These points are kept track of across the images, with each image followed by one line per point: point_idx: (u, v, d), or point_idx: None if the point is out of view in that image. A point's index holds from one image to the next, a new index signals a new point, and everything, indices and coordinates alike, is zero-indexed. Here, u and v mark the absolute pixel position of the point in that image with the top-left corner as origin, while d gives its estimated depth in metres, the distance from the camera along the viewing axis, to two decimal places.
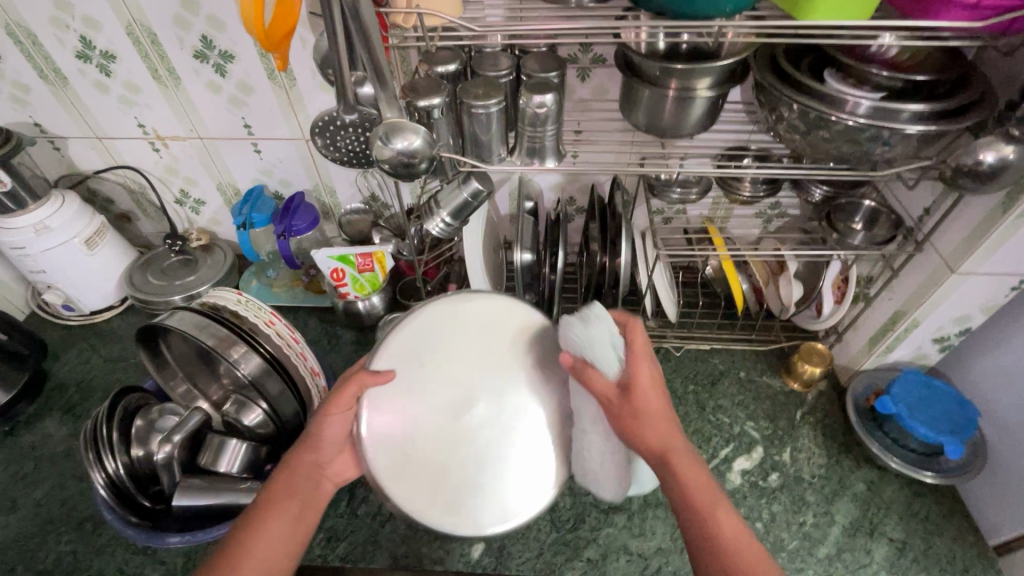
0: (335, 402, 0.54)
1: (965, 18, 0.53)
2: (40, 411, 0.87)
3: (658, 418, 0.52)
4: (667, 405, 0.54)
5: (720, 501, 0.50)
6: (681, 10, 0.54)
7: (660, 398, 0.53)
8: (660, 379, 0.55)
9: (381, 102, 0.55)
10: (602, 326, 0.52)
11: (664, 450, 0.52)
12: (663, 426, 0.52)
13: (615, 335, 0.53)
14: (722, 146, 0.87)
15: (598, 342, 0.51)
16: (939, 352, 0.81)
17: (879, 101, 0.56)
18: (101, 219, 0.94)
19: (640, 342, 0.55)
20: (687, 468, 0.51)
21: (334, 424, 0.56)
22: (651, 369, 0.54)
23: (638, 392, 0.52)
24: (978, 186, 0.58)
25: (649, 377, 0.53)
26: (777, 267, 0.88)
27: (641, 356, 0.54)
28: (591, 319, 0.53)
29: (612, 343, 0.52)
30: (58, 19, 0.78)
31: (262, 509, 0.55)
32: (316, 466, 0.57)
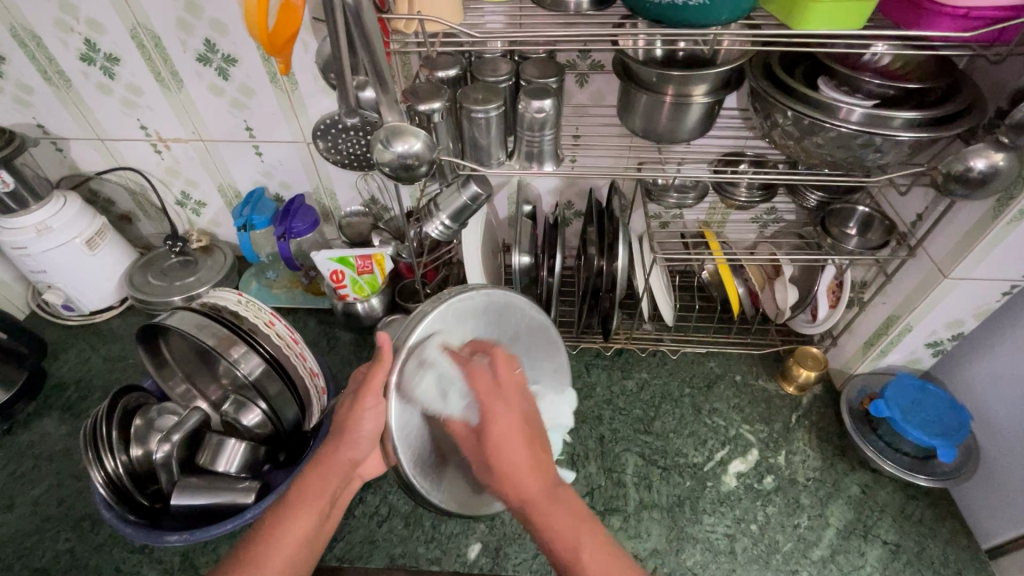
0: (372, 389, 0.54)
1: (956, 27, 0.54)
2: (38, 410, 0.88)
3: (512, 465, 0.50)
4: (528, 443, 0.51)
5: (585, 533, 0.48)
6: (678, 19, 0.55)
7: (515, 440, 0.51)
8: (520, 413, 0.53)
9: (382, 106, 0.56)
10: (427, 377, 0.52)
11: (520, 496, 0.49)
12: (520, 470, 0.50)
13: (453, 378, 0.53)
14: (718, 151, 0.88)
15: (426, 391, 0.52)
16: (933, 357, 0.81)
17: (871, 108, 0.57)
18: (102, 220, 0.94)
19: (490, 383, 0.53)
20: (548, 513, 0.49)
21: (369, 415, 0.55)
22: (503, 411, 0.52)
23: (489, 440, 0.51)
24: (969, 193, 0.59)
25: (498, 421, 0.51)
26: (773, 272, 0.90)
27: (489, 398, 0.53)
28: (416, 371, 0.52)
29: (444, 391, 0.52)
30: (62, 21, 0.79)
31: (288, 512, 0.54)
32: (348, 462, 0.57)
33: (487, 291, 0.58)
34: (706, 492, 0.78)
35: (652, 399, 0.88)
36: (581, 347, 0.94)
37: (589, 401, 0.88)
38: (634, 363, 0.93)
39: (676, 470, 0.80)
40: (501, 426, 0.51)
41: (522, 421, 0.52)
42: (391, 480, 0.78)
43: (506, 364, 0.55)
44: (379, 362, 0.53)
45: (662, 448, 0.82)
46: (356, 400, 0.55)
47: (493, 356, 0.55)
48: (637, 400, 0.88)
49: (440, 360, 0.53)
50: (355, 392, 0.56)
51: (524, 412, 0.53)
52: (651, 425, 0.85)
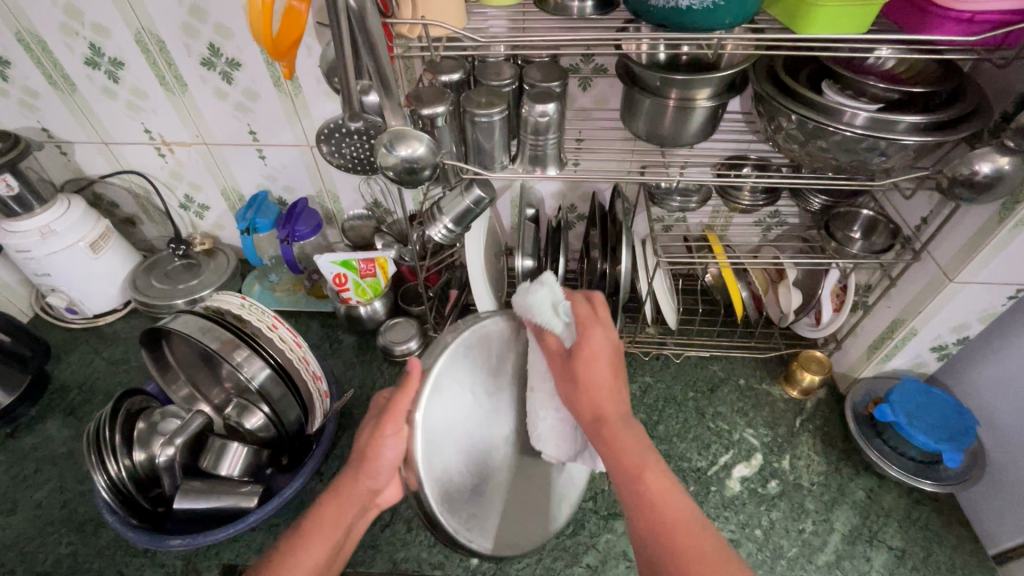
0: (395, 414, 0.51)
1: (960, 31, 0.54)
2: (41, 414, 0.88)
3: (597, 380, 0.53)
4: (613, 371, 0.54)
5: (650, 463, 0.48)
6: (680, 23, 0.55)
7: (604, 362, 0.54)
8: (612, 344, 0.56)
9: (386, 110, 0.56)
10: (542, 292, 0.58)
11: (597, 408, 0.52)
12: (602, 384, 0.53)
13: (559, 300, 0.58)
14: (721, 154, 0.88)
15: (538, 306, 0.57)
16: (938, 361, 0.81)
17: (875, 112, 0.57)
18: (106, 223, 0.95)
19: (591, 311, 0.58)
20: (617, 430, 0.51)
21: (389, 445, 0.52)
22: (601, 334, 0.56)
23: (580, 354, 0.54)
24: (974, 197, 0.59)
25: (592, 341, 0.55)
26: (776, 275, 0.89)
27: (590, 322, 0.57)
28: (533, 288, 0.59)
29: (553, 308, 0.57)
30: (68, 26, 0.79)
31: (303, 540, 0.53)
32: (366, 492, 0.56)
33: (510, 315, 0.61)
34: (710, 496, 0.77)
35: (655, 403, 0.88)
36: None
37: None
38: (637, 367, 0.93)
39: (680, 475, 0.79)
40: (597, 341, 0.55)
41: (612, 351, 0.56)
42: None
43: (605, 309, 0.59)
44: (405, 386, 0.52)
45: (665, 452, 0.82)
46: (378, 427, 0.52)
47: (595, 300, 0.60)
48: (640, 404, 0.88)
49: (552, 284, 0.59)
50: (377, 417, 0.53)
51: (616, 346, 0.56)
52: (655, 429, 0.85)
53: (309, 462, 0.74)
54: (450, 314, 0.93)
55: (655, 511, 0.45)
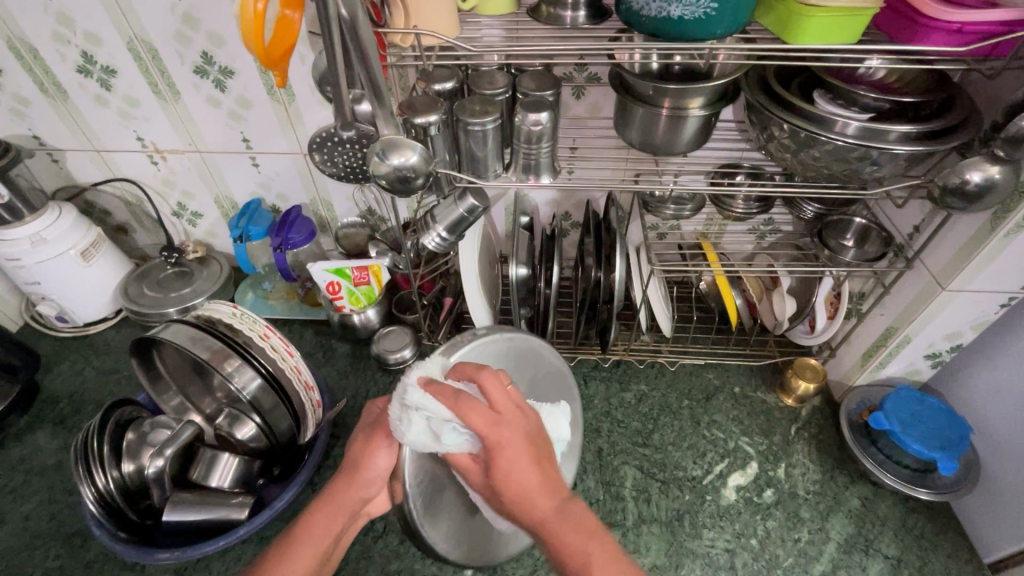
0: (387, 423, 0.54)
1: (951, 41, 0.54)
2: (30, 424, 0.87)
3: (522, 489, 0.45)
4: (536, 463, 0.46)
5: (596, 546, 0.45)
6: (672, 33, 0.56)
7: (523, 465, 0.45)
8: (523, 434, 0.46)
9: (379, 119, 0.56)
10: (417, 423, 0.47)
11: (530, 516, 0.46)
12: (529, 487, 0.45)
13: (442, 419, 0.47)
14: (714, 163, 0.88)
15: (419, 438, 0.48)
16: (931, 368, 0.81)
17: (866, 121, 0.58)
18: (97, 231, 0.94)
19: (489, 413, 0.46)
20: (558, 530, 0.45)
21: (382, 455, 0.55)
22: (507, 434, 0.45)
23: (491, 470, 0.45)
24: (966, 206, 0.59)
25: (499, 452, 0.45)
26: (770, 283, 0.90)
27: (489, 426, 0.45)
28: (405, 418, 0.48)
29: (437, 433, 0.47)
30: (59, 34, 0.79)
31: (292, 547, 0.53)
32: (357, 501, 0.56)
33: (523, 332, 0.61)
34: (706, 506, 0.77)
35: (651, 411, 0.88)
36: (579, 358, 0.94)
37: (587, 413, 0.87)
38: (632, 375, 0.92)
39: (675, 484, 0.79)
40: (508, 451, 0.45)
41: (526, 441, 0.46)
42: None
43: (497, 387, 0.47)
44: None
45: (661, 461, 0.82)
46: (371, 437, 0.55)
47: (481, 383, 0.47)
48: (635, 413, 0.88)
49: (423, 403, 0.47)
50: (369, 429, 0.56)
51: (530, 428, 0.47)
52: (650, 437, 0.85)
53: (301, 473, 0.73)
54: (444, 323, 0.93)
55: None
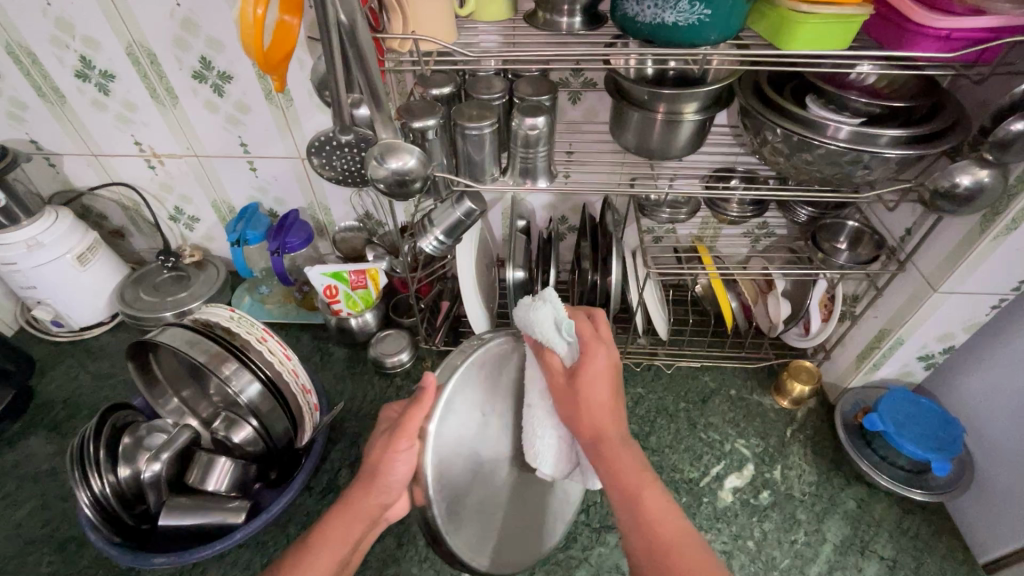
0: (407, 429, 0.51)
1: (939, 48, 0.55)
2: (24, 429, 0.86)
3: (598, 403, 0.53)
4: (613, 390, 0.55)
5: (648, 484, 0.50)
6: (666, 38, 0.57)
7: (605, 384, 0.54)
8: (613, 362, 0.56)
9: (377, 123, 0.57)
10: (545, 309, 0.56)
11: (599, 432, 0.52)
12: (600, 406, 0.53)
13: (563, 318, 0.57)
14: (709, 167, 0.89)
15: (541, 324, 0.56)
16: (924, 370, 0.82)
17: (857, 126, 0.59)
18: (93, 235, 0.94)
19: (594, 329, 0.58)
20: (616, 455, 0.51)
21: (403, 459, 0.52)
22: (604, 354, 0.56)
23: (582, 375, 0.54)
24: (956, 209, 0.60)
25: (595, 362, 0.55)
26: (764, 285, 0.90)
27: (592, 340, 0.57)
28: (534, 305, 0.57)
29: (557, 326, 0.56)
30: (58, 38, 0.79)
31: (308, 554, 0.52)
32: (375, 507, 0.55)
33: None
34: (703, 508, 0.77)
35: (647, 413, 0.88)
36: None
37: None
38: (629, 378, 0.93)
39: (672, 486, 0.79)
40: (596, 369, 0.55)
41: (613, 370, 0.56)
42: None
43: (606, 325, 0.59)
44: (418, 403, 0.52)
45: (657, 463, 0.82)
46: (391, 441, 0.52)
47: (597, 319, 0.60)
48: (632, 415, 0.88)
49: (556, 300, 0.58)
50: (389, 432, 0.53)
51: (618, 364, 0.56)
52: (647, 440, 0.85)
53: (299, 476, 0.73)
54: (441, 326, 0.93)
55: (653, 530, 0.47)
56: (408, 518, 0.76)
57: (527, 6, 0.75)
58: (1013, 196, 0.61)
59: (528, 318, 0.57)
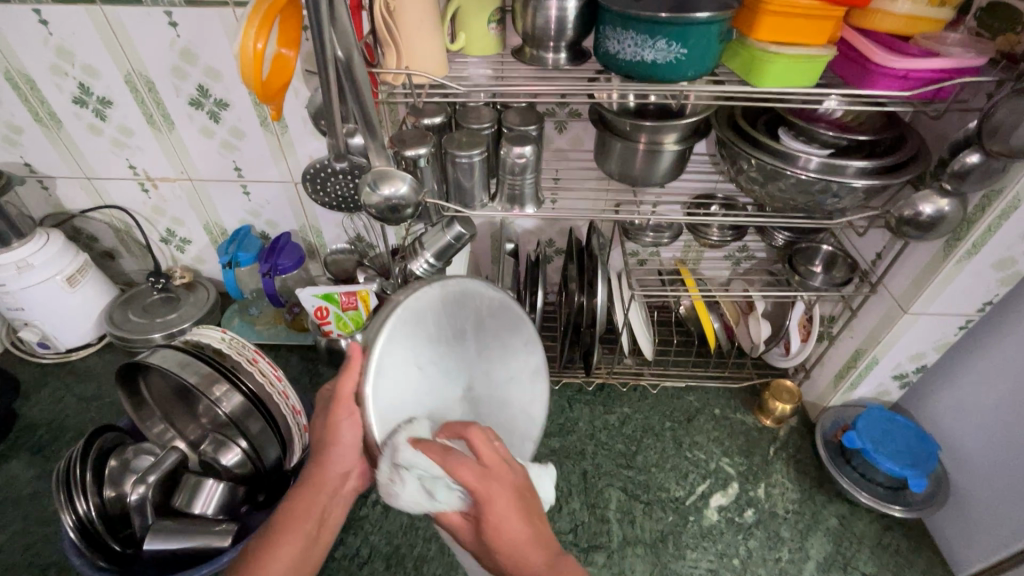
0: (342, 398, 0.51)
1: (896, 86, 0.59)
2: (7, 452, 0.85)
3: (512, 549, 0.46)
4: (526, 519, 0.47)
5: None
6: (647, 75, 0.60)
7: (511, 521, 0.46)
8: (512, 489, 0.47)
9: (371, 152, 0.59)
10: (407, 483, 0.45)
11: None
12: (518, 546, 0.46)
13: (435, 478, 0.45)
14: (691, 193, 0.93)
15: (410, 500, 0.45)
16: (899, 389, 0.85)
17: (826, 158, 0.62)
18: (83, 257, 0.94)
19: (478, 465, 0.46)
20: None
21: (346, 428, 0.52)
22: (497, 492, 0.46)
23: (485, 525, 0.46)
24: (921, 234, 0.64)
25: (492, 504, 0.46)
26: (746, 307, 0.93)
27: (480, 481, 0.46)
28: (394, 479, 0.46)
29: (429, 492, 0.46)
30: (58, 66, 0.81)
31: (279, 536, 0.53)
32: (338, 477, 0.55)
33: (442, 282, 0.55)
34: (689, 526, 0.78)
35: (634, 433, 0.89)
36: (563, 381, 0.96)
37: (572, 436, 0.89)
38: (616, 398, 0.94)
39: (658, 505, 0.80)
40: (497, 509, 0.45)
41: (517, 497, 0.47)
42: (373, 520, 0.78)
43: (487, 442, 0.48)
44: (346, 369, 0.51)
45: (644, 482, 0.83)
46: (331, 414, 0.52)
47: (471, 438, 0.48)
48: (619, 435, 0.89)
49: (416, 459, 0.45)
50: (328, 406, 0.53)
51: (518, 484, 0.48)
52: (634, 459, 0.86)
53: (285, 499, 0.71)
54: None
55: None
56: (395, 540, 0.76)
57: (515, 41, 0.79)
58: (973, 223, 0.64)
59: (393, 496, 0.46)
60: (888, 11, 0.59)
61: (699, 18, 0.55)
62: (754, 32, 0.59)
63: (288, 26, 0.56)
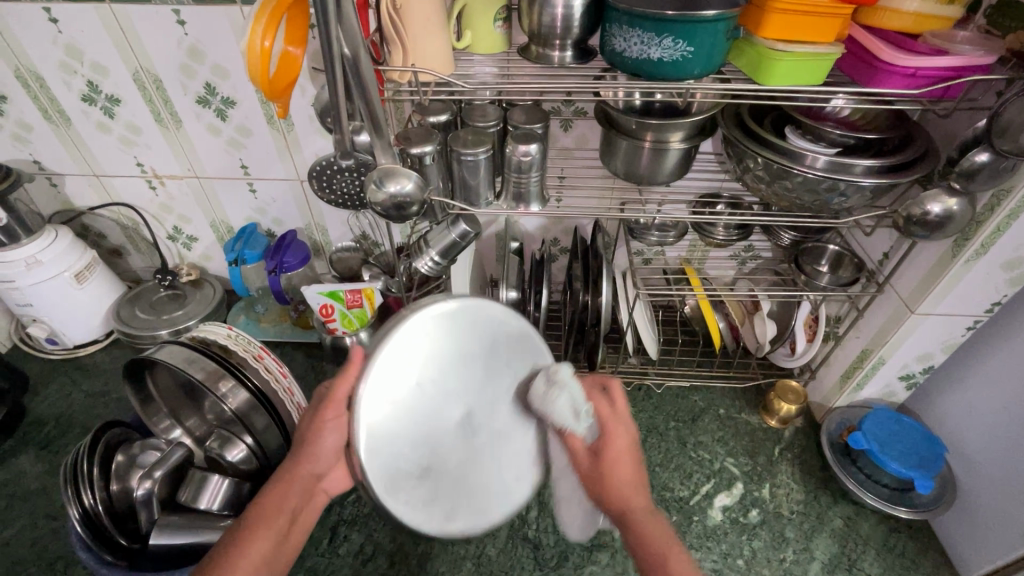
0: (335, 400, 0.52)
1: (905, 85, 0.59)
2: (15, 447, 0.86)
3: (623, 482, 0.53)
4: (637, 465, 0.55)
5: (674, 550, 0.51)
6: (654, 73, 0.60)
7: (626, 459, 0.54)
8: (633, 435, 0.56)
9: (377, 148, 0.59)
10: (563, 394, 0.51)
11: (625, 507, 0.53)
12: (626, 480, 0.53)
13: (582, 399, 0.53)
14: (695, 192, 0.93)
15: (558, 411, 0.51)
16: (906, 390, 0.85)
17: (834, 156, 0.62)
18: (91, 254, 0.95)
19: (610, 406, 0.56)
20: (649, 529, 0.52)
21: (329, 431, 0.54)
22: (623, 430, 0.55)
23: (607, 453, 0.53)
24: (928, 234, 0.63)
25: (618, 439, 0.54)
26: (751, 307, 0.92)
27: (611, 418, 0.55)
28: (548, 390, 0.51)
29: (576, 410, 0.52)
30: (67, 64, 0.82)
31: (249, 534, 0.52)
32: (310, 477, 0.56)
33: (459, 298, 0.52)
34: (693, 526, 0.78)
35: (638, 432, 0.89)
36: None
37: None
38: None
39: (663, 504, 0.80)
40: (620, 443, 0.54)
41: (634, 446, 0.56)
42: (377, 516, 0.78)
43: (624, 396, 0.57)
44: (346, 370, 0.52)
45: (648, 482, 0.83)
46: (318, 415, 0.54)
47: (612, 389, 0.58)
48: None
49: (571, 381, 0.52)
50: (315, 409, 0.55)
51: (636, 437, 0.56)
52: None
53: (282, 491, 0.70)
54: None
55: None
56: (399, 537, 0.76)
57: (520, 39, 0.79)
58: (980, 223, 0.64)
59: (544, 404, 0.51)
60: (896, 9, 0.59)
61: (706, 16, 0.55)
62: (760, 30, 0.59)
63: (295, 24, 0.56)
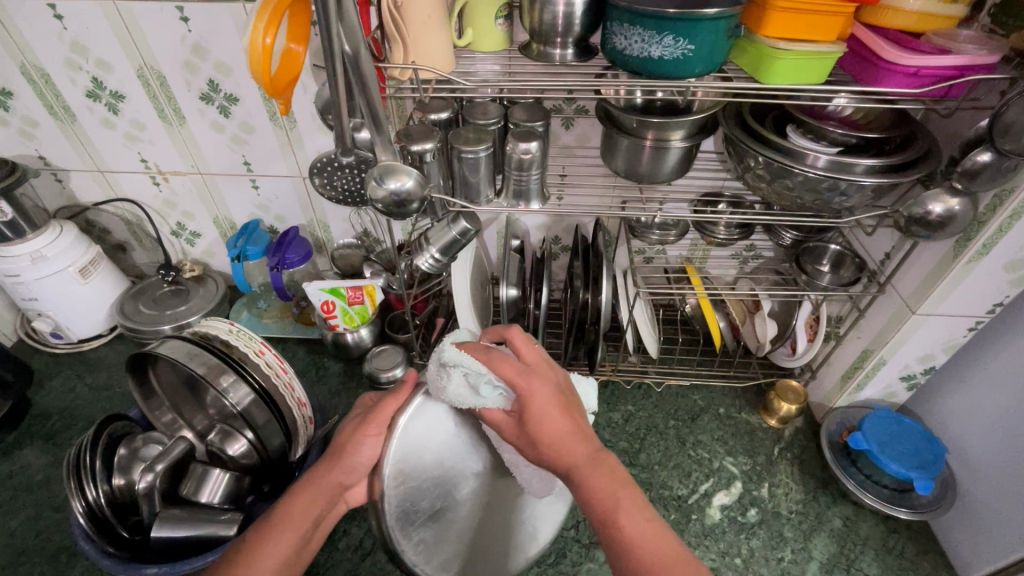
0: (379, 418, 0.53)
1: (908, 83, 0.59)
2: (20, 440, 0.87)
3: (554, 437, 0.50)
4: (566, 412, 0.51)
5: (624, 497, 0.47)
6: (655, 70, 0.60)
7: (552, 413, 0.50)
8: (553, 386, 0.52)
9: (377, 146, 0.60)
10: (454, 375, 0.52)
11: (563, 463, 0.49)
12: (558, 432, 0.50)
13: (479, 372, 0.52)
14: (697, 192, 0.93)
15: (455, 392, 0.52)
16: (907, 391, 0.84)
17: (835, 155, 0.62)
18: (96, 249, 0.96)
19: (518, 363, 0.53)
20: (592, 480, 0.48)
21: (368, 445, 0.54)
22: (540, 383, 0.52)
23: (527, 415, 0.50)
24: (930, 234, 0.63)
25: (537, 396, 0.51)
26: (752, 307, 0.92)
27: (520, 376, 0.52)
28: (444, 371, 0.53)
29: (474, 385, 0.52)
30: (72, 60, 0.82)
31: (270, 534, 0.52)
32: (337, 486, 0.55)
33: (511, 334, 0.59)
34: (691, 524, 0.78)
35: (637, 431, 0.89)
36: None
37: None
38: (620, 396, 0.94)
39: (661, 502, 0.80)
40: (538, 397, 0.51)
41: (558, 395, 0.52)
42: None
43: (528, 347, 0.55)
44: (395, 394, 0.55)
45: (647, 480, 0.83)
46: (359, 426, 0.54)
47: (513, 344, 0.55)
48: (622, 432, 0.89)
49: (462, 357, 0.52)
50: (360, 418, 0.55)
51: (558, 384, 0.53)
52: (637, 456, 0.86)
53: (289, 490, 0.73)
54: (436, 342, 0.95)
55: (636, 556, 0.44)
56: None
57: (522, 37, 0.79)
58: (982, 224, 0.64)
59: (439, 390, 0.52)
60: (899, 8, 0.59)
61: (708, 14, 0.54)
62: (762, 28, 0.59)
63: (297, 22, 0.56)
